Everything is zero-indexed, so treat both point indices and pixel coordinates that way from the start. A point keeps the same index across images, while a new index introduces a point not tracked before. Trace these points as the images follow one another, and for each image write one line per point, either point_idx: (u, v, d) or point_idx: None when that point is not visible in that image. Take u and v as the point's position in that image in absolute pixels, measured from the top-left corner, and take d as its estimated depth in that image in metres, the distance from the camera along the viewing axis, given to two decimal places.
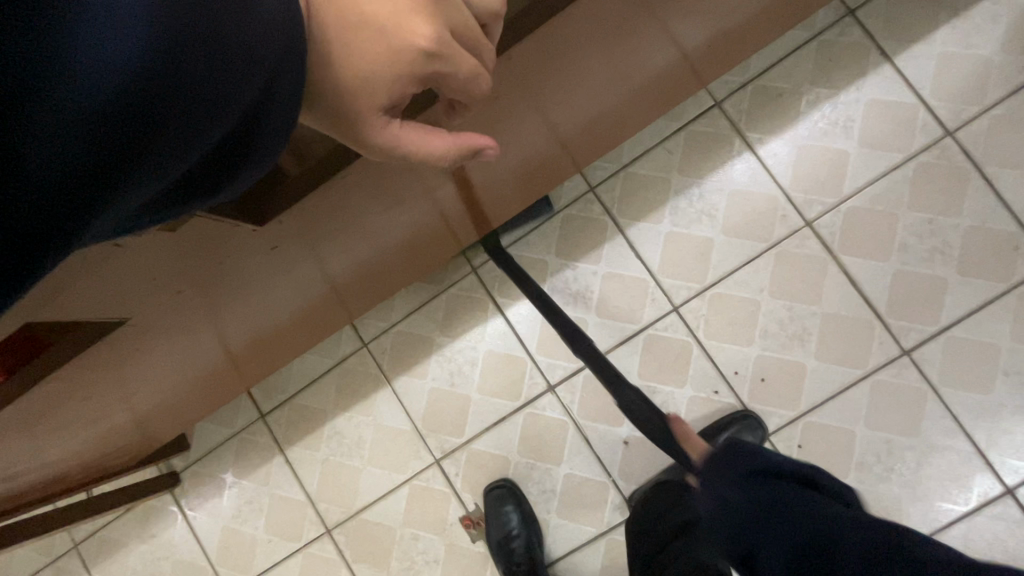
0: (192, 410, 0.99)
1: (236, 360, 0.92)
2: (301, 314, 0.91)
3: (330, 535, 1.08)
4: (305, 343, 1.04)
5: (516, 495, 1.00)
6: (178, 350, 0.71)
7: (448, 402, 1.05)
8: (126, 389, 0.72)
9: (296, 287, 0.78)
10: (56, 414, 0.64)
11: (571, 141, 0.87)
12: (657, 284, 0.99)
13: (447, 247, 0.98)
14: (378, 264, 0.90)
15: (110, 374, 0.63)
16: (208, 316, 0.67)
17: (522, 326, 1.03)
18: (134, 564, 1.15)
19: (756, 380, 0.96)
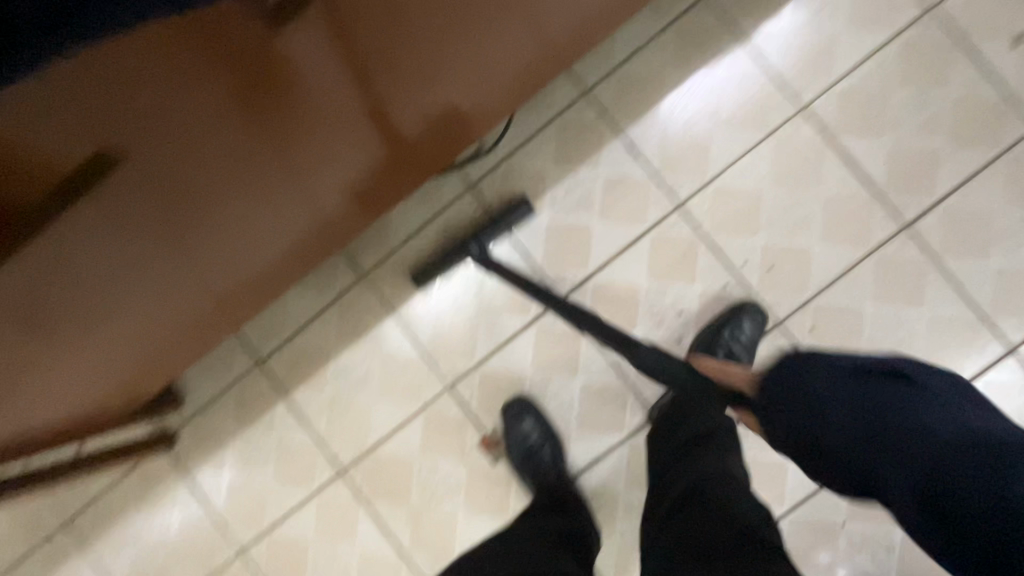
0: (169, 360, 0.95)
1: (209, 302, 0.88)
2: (294, 240, 0.88)
3: (344, 476, 1.04)
4: (294, 279, 1.01)
5: (539, 412, 0.99)
6: (135, 270, 0.67)
7: (456, 325, 1.02)
8: (82, 315, 0.68)
9: (273, 203, 0.75)
10: (35, 308, 0.61)
11: (557, 44, 0.87)
12: (659, 183, 0.98)
13: (428, 171, 0.96)
14: (371, 180, 0.88)
15: (60, 283, 0.59)
16: (165, 223, 0.63)
17: (526, 237, 1.00)
18: (135, 531, 1.09)
19: (765, 269, 0.96)
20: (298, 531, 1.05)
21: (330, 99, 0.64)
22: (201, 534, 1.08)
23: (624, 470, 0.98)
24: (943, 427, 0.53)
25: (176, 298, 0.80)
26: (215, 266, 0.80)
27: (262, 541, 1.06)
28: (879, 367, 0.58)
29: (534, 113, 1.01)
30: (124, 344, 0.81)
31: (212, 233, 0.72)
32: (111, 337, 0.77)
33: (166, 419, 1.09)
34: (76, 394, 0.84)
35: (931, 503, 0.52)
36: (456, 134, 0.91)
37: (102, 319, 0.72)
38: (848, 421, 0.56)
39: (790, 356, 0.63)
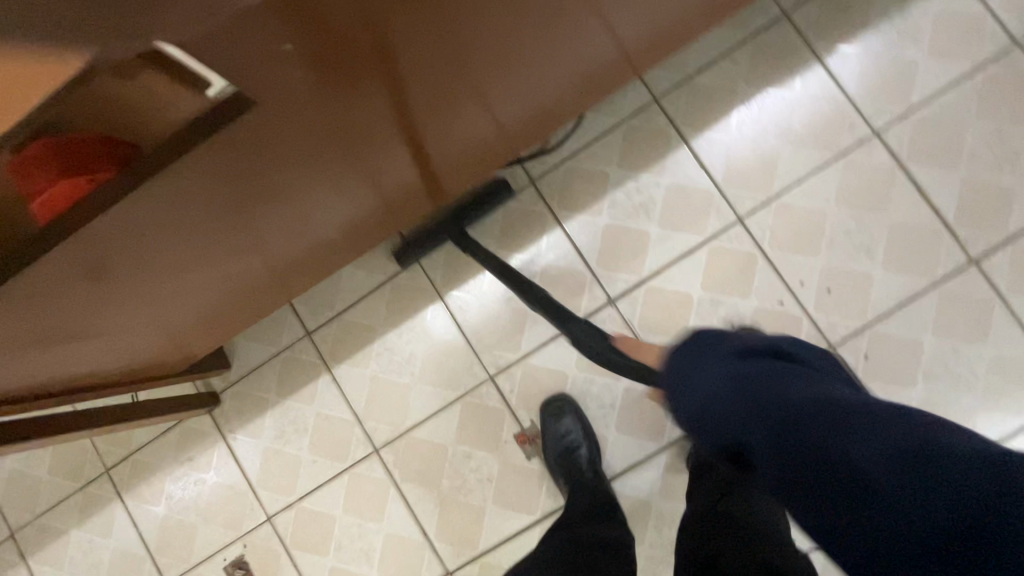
0: (218, 327, 0.97)
1: (261, 277, 0.90)
2: (354, 218, 0.89)
3: (378, 455, 1.05)
4: (349, 257, 1.02)
5: (577, 412, 0.98)
6: (200, 247, 0.68)
7: (503, 317, 1.03)
8: (144, 287, 0.69)
9: (345, 182, 0.76)
10: (122, 267, 0.61)
11: (630, 55, 0.89)
12: (721, 195, 0.98)
13: (486, 166, 0.96)
14: (436, 168, 0.88)
15: (133, 257, 0.61)
16: (237, 205, 0.64)
17: (583, 236, 1.01)
18: (171, 487, 1.12)
19: (822, 291, 0.95)
20: (325, 505, 1.06)
21: (407, 91, 0.63)
22: (232, 498, 1.10)
23: (659, 479, 0.97)
24: (803, 399, 0.51)
25: (238, 266, 0.81)
26: (280, 244, 0.82)
27: (290, 511, 1.07)
28: (749, 350, 0.59)
29: (602, 116, 1.02)
30: (176, 313, 0.83)
31: (287, 207, 0.72)
32: (175, 300, 0.78)
33: (213, 380, 1.11)
34: (131, 349, 0.85)
35: (806, 487, 0.49)
36: (521, 130, 0.92)
37: (174, 282, 0.72)
38: (731, 407, 0.55)
39: (691, 335, 0.66)
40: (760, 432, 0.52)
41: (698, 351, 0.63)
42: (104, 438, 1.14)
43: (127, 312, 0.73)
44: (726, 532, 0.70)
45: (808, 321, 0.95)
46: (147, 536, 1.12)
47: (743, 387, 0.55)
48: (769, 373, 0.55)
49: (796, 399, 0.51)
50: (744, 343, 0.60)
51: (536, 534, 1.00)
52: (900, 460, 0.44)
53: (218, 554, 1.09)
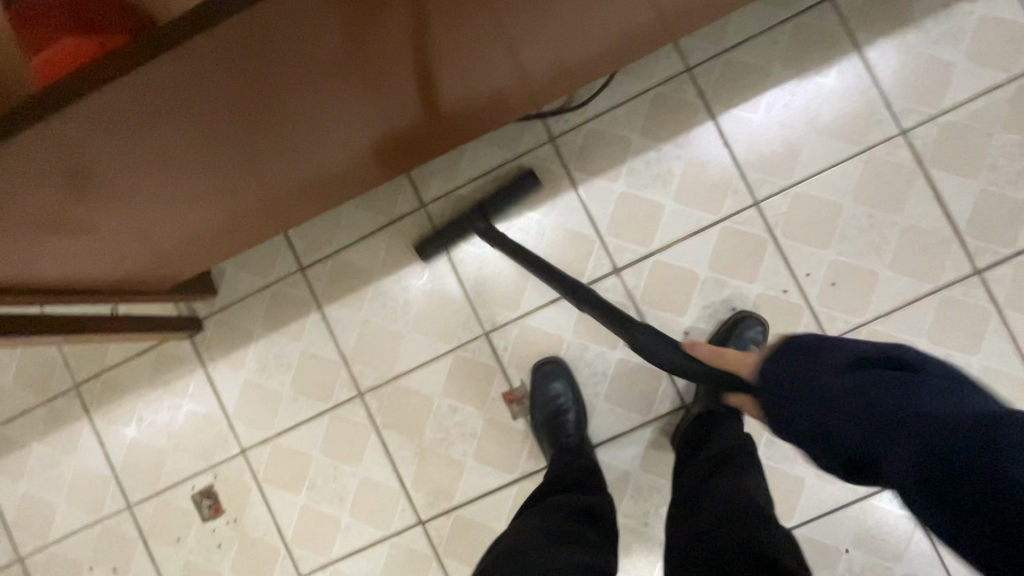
0: (203, 252, 0.93)
1: (254, 204, 0.85)
2: (363, 149, 0.84)
3: (362, 399, 1.03)
4: (351, 193, 0.98)
5: (570, 379, 0.97)
6: (193, 159, 0.64)
7: (505, 274, 1.00)
8: (129, 189, 0.64)
9: (359, 107, 0.71)
10: (108, 160, 0.56)
11: (667, 19, 0.86)
12: (741, 176, 0.96)
13: (502, 118, 0.93)
14: (453, 105, 0.84)
15: (120, 157, 0.56)
16: (238, 120, 0.60)
17: (596, 200, 0.99)
18: (143, 409, 1.08)
19: (827, 284, 0.95)
20: (303, 444, 1.04)
21: (435, 22, 0.59)
22: (206, 427, 1.07)
23: (642, 452, 0.97)
24: (934, 408, 0.50)
25: (233, 183, 0.76)
26: (280, 167, 0.77)
27: (265, 447, 1.05)
28: (862, 360, 0.59)
29: (633, 78, 0.98)
30: (160, 229, 0.78)
31: (295, 126, 0.67)
32: (160, 209, 0.73)
33: (196, 305, 1.07)
34: (108, 256, 0.80)
35: (934, 484, 0.48)
36: (543, 84, 0.89)
37: (161, 187, 0.67)
38: (860, 412, 0.54)
39: (792, 340, 0.65)
40: (890, 446, 0.51)
41: (805, 354, 0.63)
42: (76, 352, 1.10)
43: (107, 213, 0.68)
44: (713, 517, 0.69)
45: (809, 312, 0.95)
46: (113, 457, 1.09)
47: (856, 395, 0.55)
48: (895, 381, 0.54)
49: (931, 409, 0.51)
50: (851, 351, 0.60)
51: (512, 493, 1.00)
52: (1001, 454, 0.46)
53: (186, 482, 1.07)
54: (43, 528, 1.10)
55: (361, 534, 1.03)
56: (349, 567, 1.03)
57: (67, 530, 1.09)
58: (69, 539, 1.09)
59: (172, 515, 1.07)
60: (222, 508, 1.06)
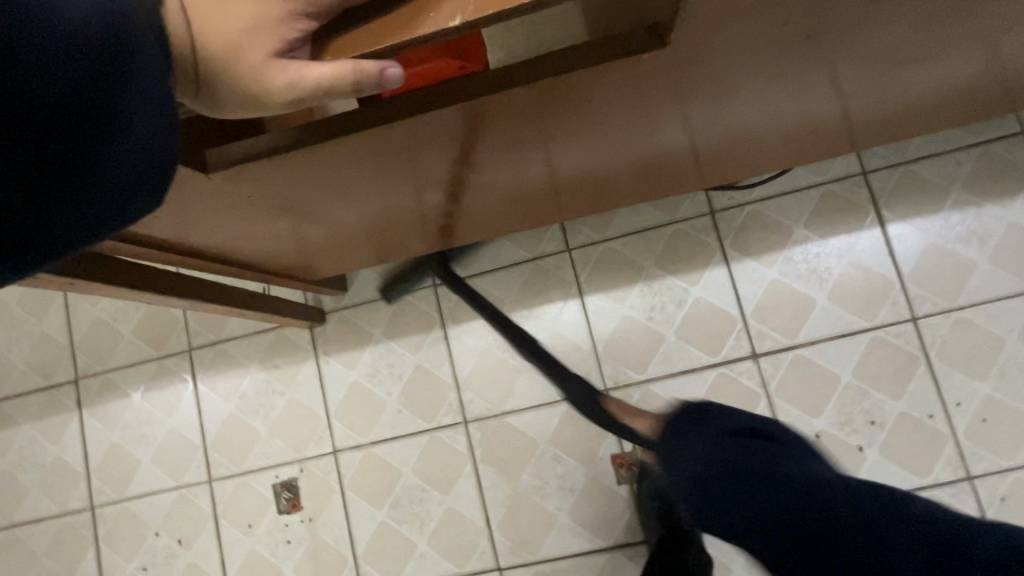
0: (337, 265, 0.93)
1: (403, 229, 0.86)
2: (511, 203, 0.87)
3: (465, 427, 1.01)
4: (493, 233, 0.99)
5: None
6: (386, 182, 0.64)
7: (639, 334, 0.99)
8: (303, 215, 0.67)
9: (519, 170, 0.75)
10: (304, 190, 0.59)
11: (859, 128, 0.86)
12: (902, 288, 0.94)
13: (657, 187, 0.93)
14: (608, 176, 0.86)
15: (335, 174, 0.57)
16: (444, 152, 0.60)
17: (745, 281, 0.98)
18: (246, 388, 1.09)
19: (977, 418, 0.90)
20: (395, 459, 1.03)
21: (612, 112, 0.62)
22: (303, 419, 1.06)
23: None
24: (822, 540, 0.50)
25: (386, 219, 0.79)
26: (429, 211, 0.81)
27: (357, 453, 1.04)
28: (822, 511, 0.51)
29: (805, 170, 0.98)
30: (312, 240, 0.79)
31: (461, 179, 0.71)
32: (315, 232, 0.76)
33: (324, 299, 1.08)
34: (257, 264, 0.83)
35: None
36: (713, 165, 0.90)
37: (329, 215, 0.70)
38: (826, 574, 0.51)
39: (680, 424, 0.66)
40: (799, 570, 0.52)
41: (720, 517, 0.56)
42: (198, 318, 1.12)
43: (272, 231, 0.71)
44: None
45: (952, 443, 0.90)
46: (207, 427, 1.09)
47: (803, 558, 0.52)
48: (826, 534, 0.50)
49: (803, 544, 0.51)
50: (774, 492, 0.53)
51: (601, 561, 0.95)
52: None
53: (271, 469, 1.06)
54: (122, 481, 1.10)
55: (434, 566, 0.99)
56: None
57: (144, 489, 1.09)
58: (145, 499, 1.09)
59: (248, 499, 1.06)
60: (299, 505, 1.04)
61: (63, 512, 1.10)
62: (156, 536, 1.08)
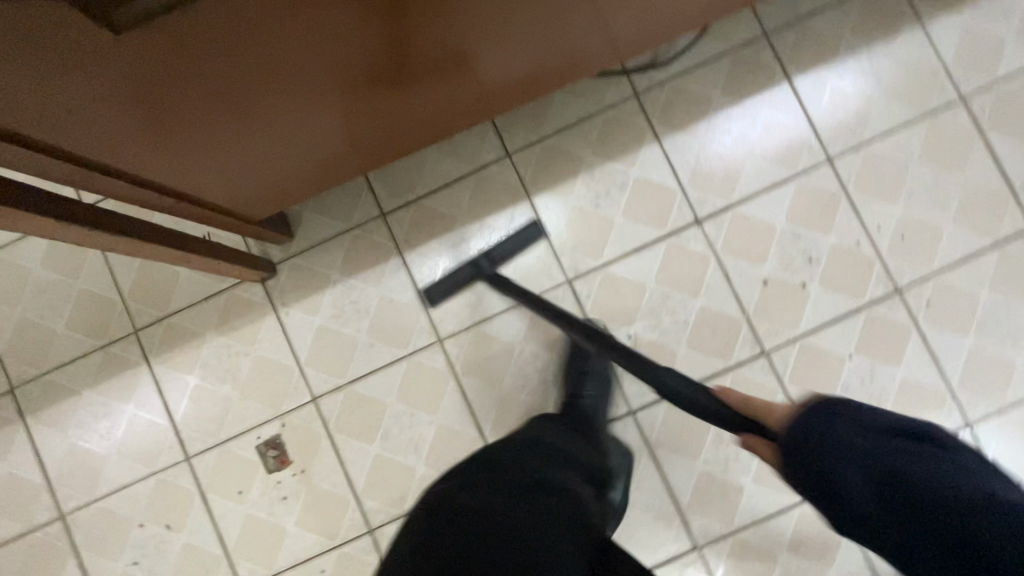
0: (272, 199, 0.91)
1: (335, 145, 0.85)
2: (437, 102, 0.86)
3: (441, 346, 1.02)
4: (428, 143, 0.99)
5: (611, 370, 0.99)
6: (308, 70, 0.64)
7: (590, 221, 1.02)
8: (220, 113, 0.66)
9: (437, 56, 0.74)
10: (213, 72, 0.58)
11: None
12: (816, 134, 1.02)
13: (579, 72, 0.94)
14: (527, 64, 0.87)
15: (253, 48, 0.57)
16: (362, 27, 0.61)
17: (679, 154, 1.03)
18: (206, 357, 1.04)
19: (896, 237, 1.00)
20: (377, 392, 1.02)
21: None
22: (274, 374, 1.03)
23: None
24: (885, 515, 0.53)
25: (312, 125, 0.77)
26: (355, 114, 0.79)
27: (337, 395, 1.03)
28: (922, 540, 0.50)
29: (713, 41, 1.04)
30: (242, 160, 0.78)
31: (379, 66, 0.70)
32: (240, 143, 0.74)
33: (271, 249, 1.05)
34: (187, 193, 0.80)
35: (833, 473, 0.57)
36: (628, 42, 0.92)
37: (248, 116, 0.68)
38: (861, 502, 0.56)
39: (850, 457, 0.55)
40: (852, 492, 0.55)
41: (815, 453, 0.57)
42: (137, 295, 1.05)
43: (191, 141, 0.69)
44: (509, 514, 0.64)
45: (880, 264, 1.00)
46: (173, 406, 1.04)
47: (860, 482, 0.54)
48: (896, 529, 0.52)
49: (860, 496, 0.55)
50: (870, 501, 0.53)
51: None
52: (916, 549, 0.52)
53: (251, 432, 1.03)
54: (90, 482, 1.03)
55: None
56: None
57: (117, 483, 1.03)
58: (120, 493, 1.03)
59: (233, 467, 1.03)
60: (288, 460, 1.02)
61: (31, 529, 1.03)
62: (141, 528, 1.02)
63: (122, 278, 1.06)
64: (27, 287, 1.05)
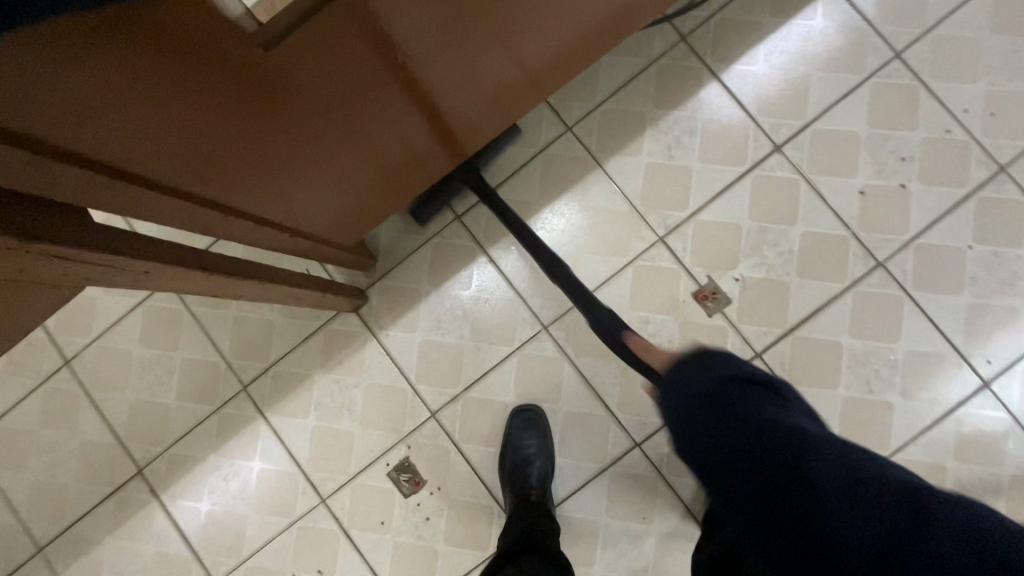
0: (356, 216, 0.89)
1: (419, 143, 0.83)
2: (512, 79, 0.83)
3: (548, 333, 1.00)
4: (497, 131, 0.97)
5: (537, 426, 0.97)
6: (421, 59, 0.62)
7: (667, 174, 1.00)
8: (334, 125, 0.62)
9: (527, 26, 0.71)
10: (341, 77, 0.54)
11: None
12: (876, 33, 0.98)
13: (633, 23, 0.91)
14: (595, 22, 0.84)
15: (388, 42, 0.54)
16: (476, 4, 0.59)
17: (740, 86, 1.00)
18: (319, 397, 1.04)
19: (988, 115, 0.96)
20: (495, 393, 1.01)
21: None
22: (389, 398, 1.02)
23: (849, 318, 0.96)
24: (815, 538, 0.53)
25: (405, 122, 0.74)
26: (442, 104, 0.76)
27: (456, 405, 1.01)
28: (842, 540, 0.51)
29: None
30: (338, 176, 0.74)
31: (475, 46, 0.67)
32: (343, 156, 0.70)
33: (358, 277, 1.04)
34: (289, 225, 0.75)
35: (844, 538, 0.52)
36: None
37: (356, 122, 0.65)
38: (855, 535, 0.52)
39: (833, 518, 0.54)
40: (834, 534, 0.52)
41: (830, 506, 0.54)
42: (239, 352, 1.06)
43: (302, 164, 0.65)
44: None
45: (977, 146, 0.96)
46: (297, 453, 1.03)
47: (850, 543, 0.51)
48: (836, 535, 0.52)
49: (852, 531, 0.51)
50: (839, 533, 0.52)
51: None
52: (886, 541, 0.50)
53: (380, 460, 1.02)
54: (235, 544, 1.03)
55: (578, 471, 0.99)
56: (572, 508, 0.98)
57: (261, 540, 1.03)
58: (266, 548, 1.03)
59: (370, 500, 1.02)
60: (423, 480, 1.01)
61: None
62: None
63: (220, 339, 1.06)
64: (133, 368, 1.06)
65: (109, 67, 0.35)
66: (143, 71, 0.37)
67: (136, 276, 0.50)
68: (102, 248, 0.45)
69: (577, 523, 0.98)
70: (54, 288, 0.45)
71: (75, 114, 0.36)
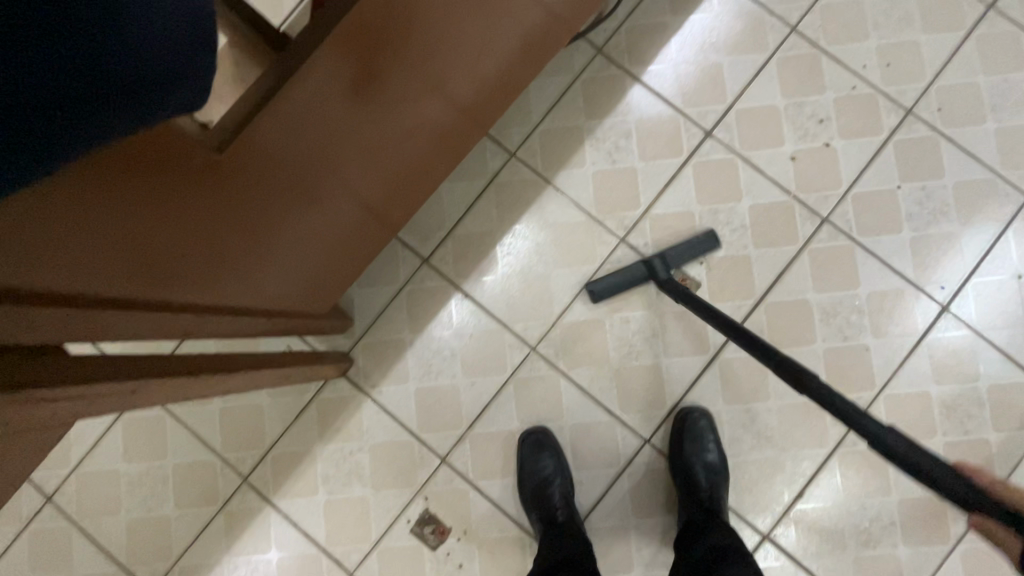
0: (328, 283, 0.89)
1: (375, 201, 0.84)
2: (450, 125, 0.87)
3: (537, 353, 1.02)
4: (445, 172, 0.99)
5: (551, 448, 0.97)
6: (358, 129, 0.65)
7: (615, 178, 1.04)
8: (290, 205, 0.64)
9: (453, 75, 0.75)
10: (289, 160, 0.57)
11: None
12: (770, 13, 1.06)
13: (552, 46, 0.95)
14: (516, 55, 0.88)
15: (324, 119, 0.56)
16: (399, 69, 0.62)
17: (662, 83, 1.06)
18: (324, 471, 1.01)
19: (884, 67, 1.05)
20: (499, 423, 1.01)
21: None
22: (396, 454, 1.01)
23: (811, 274, 1.01)
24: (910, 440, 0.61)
25: (356, 186, 0.76)
26: (388, 161, 0.78)
27: (463, 445, 1.01)
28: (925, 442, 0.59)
29: None
30: (303, 250, 0.75)
31: (408, 104, 0.71)
32: (303, 232, 0.72)
33: (338, 340, 1.04)
34: (264, 308, 0.75)
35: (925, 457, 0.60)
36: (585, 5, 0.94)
37: (310, 198, 0.67)
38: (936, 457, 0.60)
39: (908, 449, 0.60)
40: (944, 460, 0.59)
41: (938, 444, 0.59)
42: (231, 444, 1.02)
43: (267, 248, 0.66)
44: None
45: (881, 96, 1.04)
46: (313, 532, 1.00)
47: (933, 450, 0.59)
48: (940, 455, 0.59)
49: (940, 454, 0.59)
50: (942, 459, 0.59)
51: (715, 370, 1.01)
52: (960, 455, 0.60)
53: (400, 519, 1.00)
54: None
55: (596, 481, 1.00)
56: (598, 519, 0.99)
57: None
58: None
59: (398, 560, 1.00)
60: (447, 528, 1.00)
61: None
62: None
63: (210, 436, 1.03)
64: (123, 486, 1.02)
65: (75, 210, 0.36)
66: (103, 205, 0.38)
67: (121, 398, 0.48)
68: (80, 378, 0.44)
69: (606, 531, 0.99)
70: (42, 431, 0.44)
71: (43, 258, 0.36)
